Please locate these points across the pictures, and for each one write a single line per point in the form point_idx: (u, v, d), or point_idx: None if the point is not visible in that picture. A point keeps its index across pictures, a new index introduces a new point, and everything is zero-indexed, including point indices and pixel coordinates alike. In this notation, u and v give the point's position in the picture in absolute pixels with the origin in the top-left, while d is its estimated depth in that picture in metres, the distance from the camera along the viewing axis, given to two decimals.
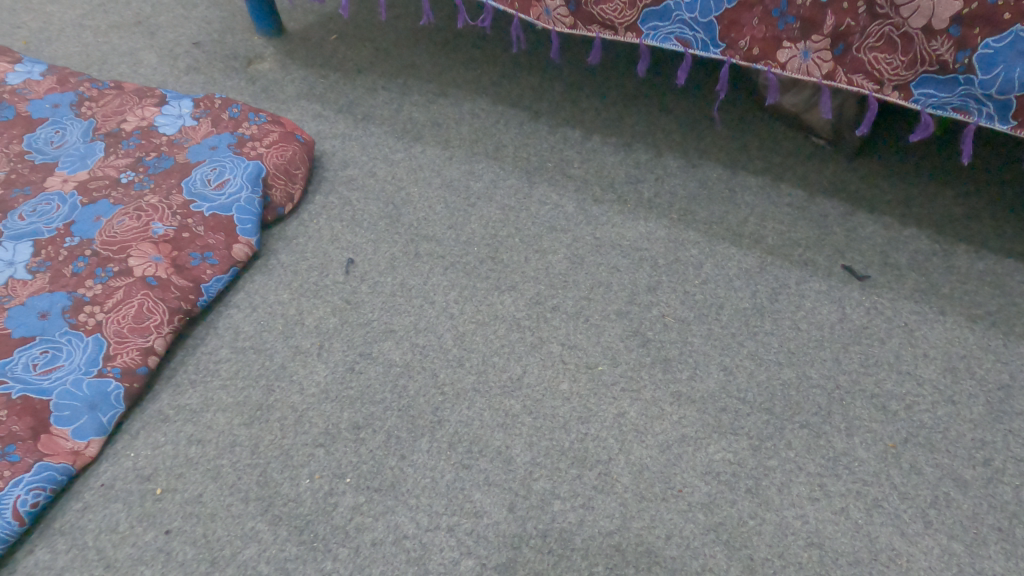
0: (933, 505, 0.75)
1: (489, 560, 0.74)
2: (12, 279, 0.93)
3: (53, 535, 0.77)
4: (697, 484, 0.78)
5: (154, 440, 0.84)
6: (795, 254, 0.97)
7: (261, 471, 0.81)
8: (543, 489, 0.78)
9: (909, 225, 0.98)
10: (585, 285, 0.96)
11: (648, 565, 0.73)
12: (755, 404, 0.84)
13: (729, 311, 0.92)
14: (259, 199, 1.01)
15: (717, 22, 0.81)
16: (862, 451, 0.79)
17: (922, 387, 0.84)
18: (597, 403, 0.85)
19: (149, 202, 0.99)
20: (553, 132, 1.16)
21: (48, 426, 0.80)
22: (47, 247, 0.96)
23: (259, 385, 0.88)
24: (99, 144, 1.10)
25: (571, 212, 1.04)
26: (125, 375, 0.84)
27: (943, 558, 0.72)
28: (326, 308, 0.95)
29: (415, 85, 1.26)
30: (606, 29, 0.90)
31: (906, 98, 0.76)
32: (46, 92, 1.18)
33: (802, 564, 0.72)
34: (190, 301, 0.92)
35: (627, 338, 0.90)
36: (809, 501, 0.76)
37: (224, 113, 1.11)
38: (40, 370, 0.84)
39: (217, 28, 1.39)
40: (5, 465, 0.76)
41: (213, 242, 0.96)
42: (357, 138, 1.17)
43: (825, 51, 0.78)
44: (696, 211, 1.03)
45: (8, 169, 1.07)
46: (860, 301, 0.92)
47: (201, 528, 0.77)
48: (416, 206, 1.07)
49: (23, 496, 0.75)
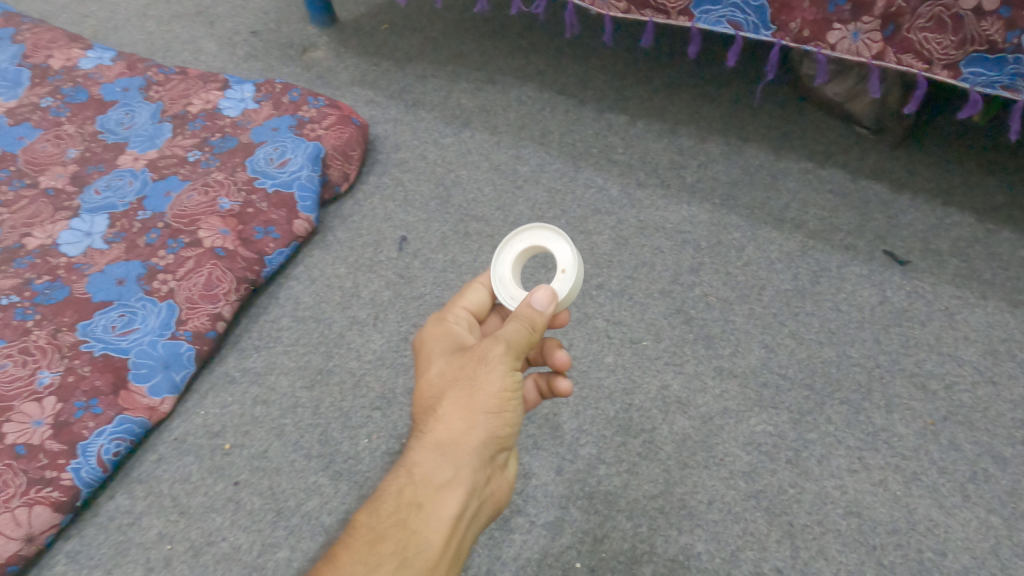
0: (971, 480, 0.77)
1: (538, 517, 0.78)
2: (90, 248, 0.99)
3: (132, 483, 0.83)
4: (738, 454, 0.81)
5: (222, 399, 0.89)
6: (836, 239, 0.99)
7: (322, 430, 0.86)
8: (589, 454, 0.82)
9: (951, 212, 0.99)
10: (629, 265, 0.99)
11: (691, 528, 0.76)
12: (796, 380, 0.86)
13: (771, 292, 0.95)
14: (318, 178, 1.06)
15: (769, 6, 0.84)
16: (901, 427, 0.82)
17: (961, 367, 0.85)
18: (642, 376, 0.88)
19: (215, 178, 1.05)
20: (597, 119, 1.19)
21: (126, 383, 0.86)
22: (122, 220, 1.02)
23: (319, 351, 0.93)
24: (167, 125, 1.16)
25: (615, 196, 1.08)
26: (195, 339, 0.90)
27: (980, 530, 0.74)
28: (380, 282, 1.00)
29: (464, 73, 1.30)
30: (658, 12, 0.93)
31: (955, 77, 0.78)
32: (116, 76, 1.24)
33: (841, 531, 0.75)
34: (255, 272, 0.97)
35: (670, 315, 0.93)
36: (849, 472, 0.79)
37: (285, 96, 1.17)
38: (118, 331, 0.90)
39: (274, 18, 1.45)
40: (89, 416, 0.82)
41: (275, 217, 1.01)
42: (408, 123, 1.22)
43: (875, 32, 0.80)
44: (738, 197, 1.06)
45: (83, 148, 1.13)
46: (900, 284, 0.94)
47: (267, 481, 0.82)
48: (465, 188, 1.11)
49: (107, 445, 0.81)
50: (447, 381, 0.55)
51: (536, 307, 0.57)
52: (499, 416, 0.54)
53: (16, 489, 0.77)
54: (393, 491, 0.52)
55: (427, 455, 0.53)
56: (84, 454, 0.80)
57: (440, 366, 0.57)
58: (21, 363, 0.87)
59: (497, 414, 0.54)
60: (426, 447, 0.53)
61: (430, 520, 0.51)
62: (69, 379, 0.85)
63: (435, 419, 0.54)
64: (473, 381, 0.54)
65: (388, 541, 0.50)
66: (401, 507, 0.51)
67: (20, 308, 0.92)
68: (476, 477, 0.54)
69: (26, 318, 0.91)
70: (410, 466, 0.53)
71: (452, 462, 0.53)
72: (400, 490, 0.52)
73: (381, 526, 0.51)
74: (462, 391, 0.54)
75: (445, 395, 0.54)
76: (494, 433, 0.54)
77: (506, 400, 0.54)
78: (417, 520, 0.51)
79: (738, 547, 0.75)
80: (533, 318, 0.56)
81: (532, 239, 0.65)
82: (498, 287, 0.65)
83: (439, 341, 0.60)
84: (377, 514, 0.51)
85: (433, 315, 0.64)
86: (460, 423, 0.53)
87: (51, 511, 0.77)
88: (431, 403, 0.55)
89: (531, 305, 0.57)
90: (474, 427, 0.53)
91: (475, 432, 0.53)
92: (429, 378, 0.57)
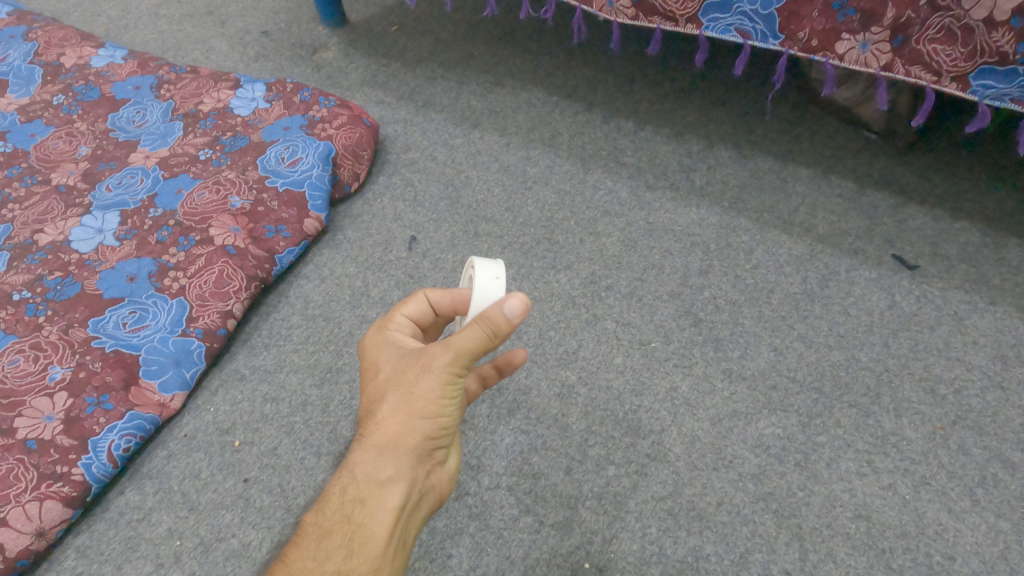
0: (980, 484, 0.77)
1: (547, 517, 0.78)
2: (101, 245, 0.99)
3: (141, 479, 0.83)
4: (747, 456, 0.81)
5: (231, 396, 0.90)
6: (845, 243, 0.99)
7: (332, 428, 0.86)
8: (598, 455, 0.83)
9: (960, 218, 0.99)
10: (638, 267, 0.99)
11: (700, 529, 0.76)
12: (805, 383, 0.86)
13: (780, 295, 0.95)
14: (329, 177, 1.07)
15: (777, 15, 0.85)
16: (910, 431, 0.82)
17: (971, 372, 0.85)
18: (650, 377, 0.88)
19: (226, 176, 1.06)
20: (606, 122, 1.20)
21: (137, 379, 0.86)
22: (133, 217, 1.02)
23: (329, 349, 0.93)
24: (178, 123, 1.17)
25: (624, 198, 1.08)
26: (206, 336, 0.90)
27: (990, 535, 0.74)
28: (390, 281, 1.00)
29: (474, 75, 1.31)
30: (667, 20, 0.94)
31: (964, 89, 0.78)
32: (128, 74, 1.25)
33: (850, 534, 0.75)
34: (265, 270, 0.98)
35: (679, 317, 0.94)
36: (857, 476, 0.79)
37: (296, 96, 1.17)
38: (129, 328, 0.90)
39: (284, 18, 1.46)
40: (101, 412, 0.82)
41: (286, 215, 1.02)
42: (418, 124, 1.23)
43: (883, 43, 0.80)
44: (747, 200, 1.06)
45: (95, 145, 1.14)
46: (909, 289, 0.94)
47: (276, 478, 0.83)
48: (474, 189, 1.11)
49: (117, 441, 0.82)
50: (386, 384, 0.55)
51: (507, 315, 0.53)
52: (437, 419, 0.54)
53: (27, 483, 0.77)
54: (339, 489, 0.54)
55: (368, 456, 0.54)
56: (95, 449, 0.80)
57: (382, 371, 0.57)
58: (32, 358, 0.87)
59: (436, 417, 0.54)
60: (367, 449, 0.54)
61: (372, 514, 0.53)
62: (80, 375, 0.85)
63: (374, 421, 0.54)
64: (412, 385, 0.54)
65: (333, 537, 0.53)
66: (345, 505, 0.53)
67: (31, 304, 0.92)
68: (416, 473, 0.55)
69: (37, 314, 0.91)
70: (353, 465, 0.54)
71: (392, 461, 0.53)
72: (344, 489, 0.54)
73: (328, 523, 0.54)
74: (401, 395, 0.54)
75: (384, 399, 0.54)
76: (433, 435, 0.54)
77: (444, 403, 0.54)
78: (360, 516, 0.53)
79: (746, 549, 0.75)
80: (495, 327, 0.53)
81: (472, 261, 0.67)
82: (501, 283, 0.60)
83: (381, 347, 0.59)
84: (324, 513, 0.54)
85: (374, 323, 0.63)
86: (399, 426, 0.53)
87: (62, 505, 0.77)
88: (371, 406, 0.55)
89: (502, 310, 0.53)
90: (412, 430, 0.53)
91: (413, 434, 0.54)
92: (372, 382, 0.57)
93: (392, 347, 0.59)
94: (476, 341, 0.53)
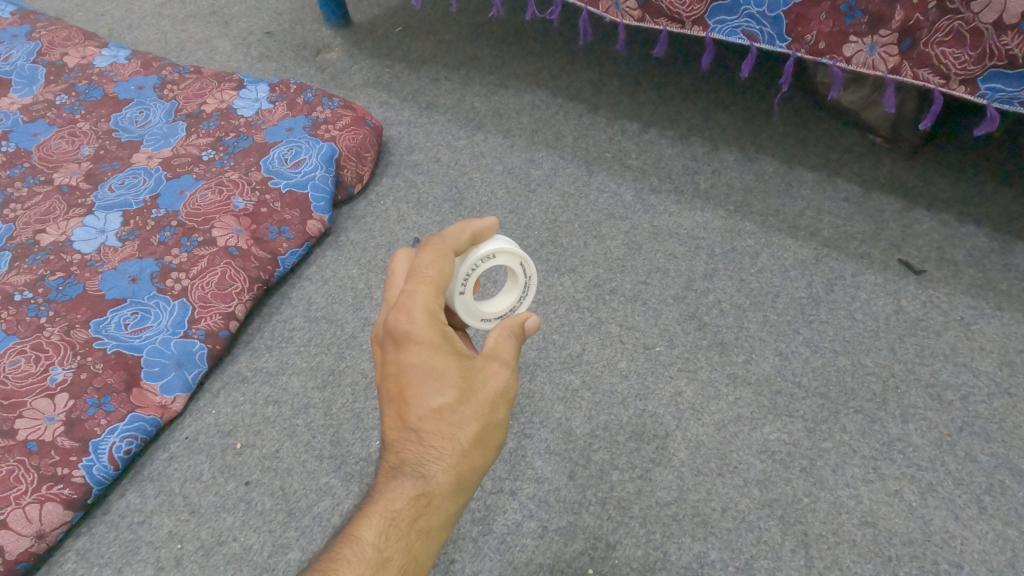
0: (988, 492, 0.77)
1: (551, 522, 0.78)
2: (104, 245, 0.99)
3: (142, 481, 0.83)
4: (752, 461, 0.80)
5: (234, 398, 0.89)
6: (850, 247, 0.99)
7: (334, 431, 0.86)
8: (602, 459, 0.82)
9: (966, 222, 0.99)
10: (642, 271, 0.99)
11: (704, 535, 0.76)
12: (810, 388, 0.86)
13: (784, 300, 0.94)
14: (332, 179, 1.06)
15: (785, 17, 0.84)
16: (916, 437, 0.81)
17: (977, 378, 0.85)
18: (655, 381, 0.88)
19: (229, 177, 1.05)
20: (611, 124, 1.19)
21: (139, 380, 0.86)
22: (136, 218, 1.02)
23: (332, 351, 0.93)
24: (181, 124, 1.16)
25: (629, 201, 1.08)
26: (208, 337, 0.90)
27: (998, 543, 0.73)
28: None
29: (478, 76, 1.30)
30: (673, 22, 0.94)
31: (972, 92, 0.77)
32: (131, 74, 1.24)
33: (856, 541, 0.75)
34: (268, 272, 0.97)
35: (684, 321, 0.93)
36: (863, 482, 0.78)
37: (300, 97, 1.17)
38: (131, 329, 0.90)
39: (288, 19, 1.45)
40: (102, 414, 0.82)
41: (289, 217, 1.01)
42: (421, 126, 1.22)
43: (891, 46, 0.79)
44: (752, 203, 1.05)
45: (97, 145, 1.13)
46: (915, 293, 0.93)
47: (278, 481, 0.82)
48: (477, 191, 1.11)
49: (118, 443, 0.81)
50: (470, 411, 0.52)
51: (527, 329, 0.58)
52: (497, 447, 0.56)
53: (27, 485, 0.77)
54: (407, 517, 0.51)
55: (448, 487, 0.52)
56: (96, 451, 0.80)
57: (460, 392, 0.52)
58: (34, 360, 0.86)
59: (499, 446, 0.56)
60: (450, 480, 0.52)
61: (431, 544, 0.53)
62: (81, 376, 0.85)
63: (459, 452, 0.52)
64: (494, 415, 0.53)
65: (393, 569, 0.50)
66: (412, 535, 0.51)
67: (33, 305, 0.92)
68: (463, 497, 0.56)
69: (38, 315, 0.91)
70: (431, 496, 0.51)
71: (461, 492, 0.54)
72: (413, 518, 0.51)
73: (390, 552, 0.50)
74: (485, 425, 0.53)
75: (470, 428, 0.52)
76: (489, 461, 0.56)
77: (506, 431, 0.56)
78: (423, 548, 0.52)
79: (751, 556, 0.74)
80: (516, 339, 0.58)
81: (526, 265, 0.62)
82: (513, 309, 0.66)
83: (445, 352, 0.52)
84: (387, 541, 0.50)
85: (417, 308, 0.52)
86: (478, 458, 0.53)
87: (62, 508, 0.76)
88: (455, 433, 0.51)
89: (522, 324, 0.58)
90: (486, 460, 0.54)
91: (485, 464, 0.54)
92: (447, 403, 0.51)
93: (456, 356, 0.53)
94: (515, 353, 0.56)
